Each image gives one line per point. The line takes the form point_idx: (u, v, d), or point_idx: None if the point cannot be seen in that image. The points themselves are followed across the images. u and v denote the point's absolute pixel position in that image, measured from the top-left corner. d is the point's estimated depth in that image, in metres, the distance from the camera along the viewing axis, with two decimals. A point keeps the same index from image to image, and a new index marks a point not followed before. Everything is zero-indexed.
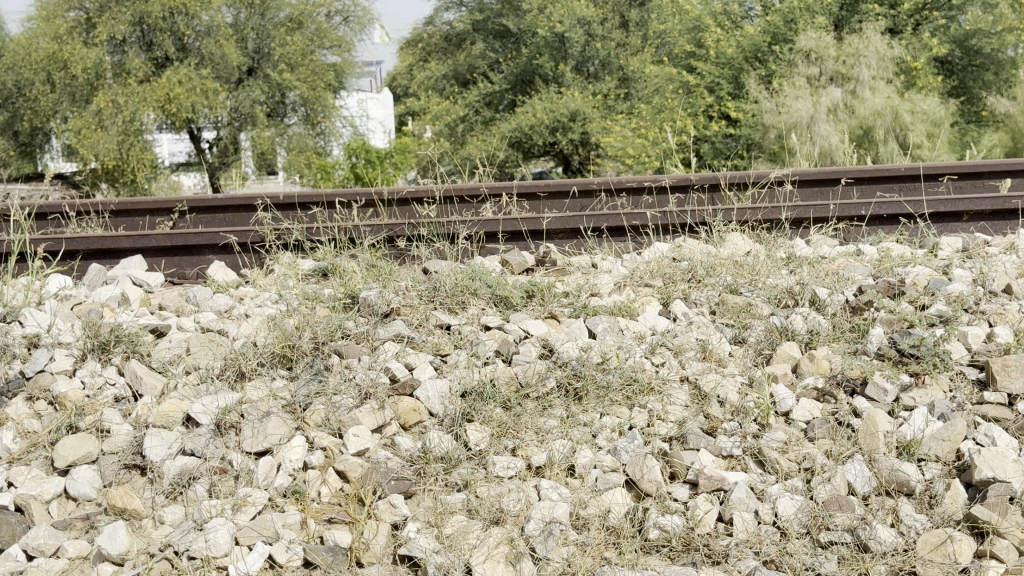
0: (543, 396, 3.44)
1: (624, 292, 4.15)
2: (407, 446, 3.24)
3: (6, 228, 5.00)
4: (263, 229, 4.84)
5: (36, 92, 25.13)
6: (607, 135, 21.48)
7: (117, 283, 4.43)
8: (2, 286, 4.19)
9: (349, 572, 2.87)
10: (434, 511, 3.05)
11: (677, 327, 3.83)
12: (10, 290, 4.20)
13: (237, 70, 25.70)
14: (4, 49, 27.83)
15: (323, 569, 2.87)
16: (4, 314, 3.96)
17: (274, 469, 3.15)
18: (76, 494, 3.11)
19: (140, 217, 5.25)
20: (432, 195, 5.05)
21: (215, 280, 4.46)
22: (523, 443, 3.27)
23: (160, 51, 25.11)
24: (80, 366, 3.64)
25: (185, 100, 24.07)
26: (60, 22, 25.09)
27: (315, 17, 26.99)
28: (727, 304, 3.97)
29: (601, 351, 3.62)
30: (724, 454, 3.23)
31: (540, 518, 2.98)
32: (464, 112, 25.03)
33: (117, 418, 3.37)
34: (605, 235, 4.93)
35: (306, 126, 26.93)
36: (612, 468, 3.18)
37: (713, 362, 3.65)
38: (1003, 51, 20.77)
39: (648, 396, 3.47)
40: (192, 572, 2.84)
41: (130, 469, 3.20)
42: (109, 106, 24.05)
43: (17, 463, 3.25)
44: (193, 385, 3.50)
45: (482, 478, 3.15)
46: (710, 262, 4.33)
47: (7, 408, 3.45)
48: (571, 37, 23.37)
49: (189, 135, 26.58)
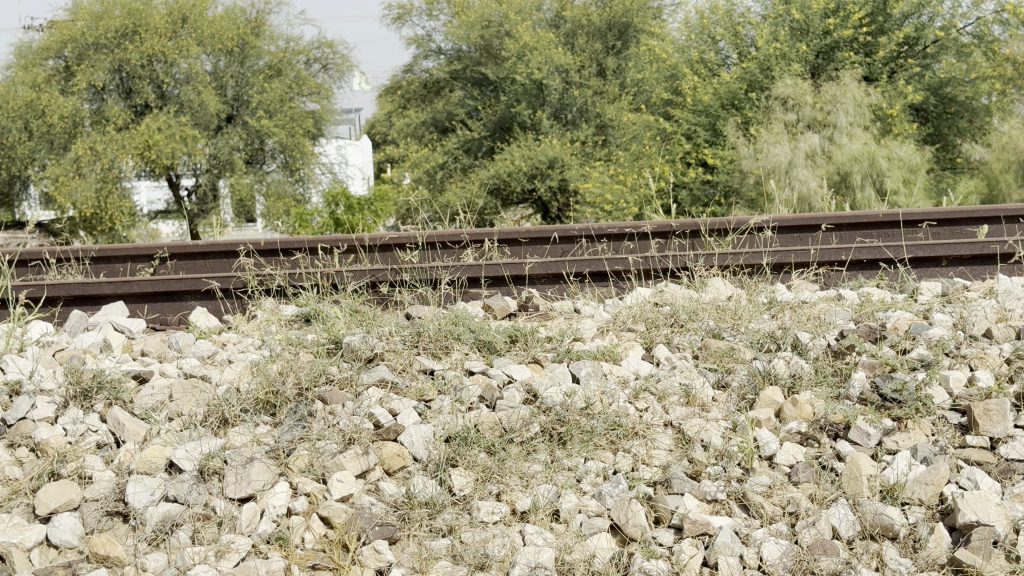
0: (527, 441, 3.45)
1: (606, 336, 4.17)
2: (391, 491, 3.24)
3: None
4: (245, 274, 4.83)
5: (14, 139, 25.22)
6: (586, 182, 21.68)
7: (99, 328, 4.42)
8: None
9: None
10: (419, 556, 3.04)
11: (660, 370, 3.84)
12: None
13: (216, 117, 25.77)
14: None
15: None
16: None
17: (257, 515, 3.13)
18: (58, 542, 3.08)
19: (120, 263, 5.23)
20: (414, 242, 5.06)
21: (198, 326, 4.46)
22: (507, 488, 3.28)
23: (139, 98, 25.20)
24: (62, 413, 3.62)
25: (165, 146, 24.05)
26: (39, 70, 25.09)
27: (294, 64, 27.09)
28: (710, 348, 3.99)
29: (585, 395, 3.62)
30: (709, 498, 3.24)
31: (524, 564, 2.97)
32: (442, 159, 25.27)
33: (100, 464, 3.36)
34: (587, 280, 4.94)
35: (285, 172, 26.96)
36: (597, 512, 3.18)
37: (697, 406, 3.66)
38: (977, 100, 20.99)
39: (632, 439, 3.48)
40: None
41: (112, 516, 3.19)
42: (88, 154, 24.10)
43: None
44: (177, 431, 3.48)
45: (467, 523, 3.14)
46: (693, 306, 4.35)
47: None
48: (549, 83, 23.51)
49: (169, 183, 26.60)
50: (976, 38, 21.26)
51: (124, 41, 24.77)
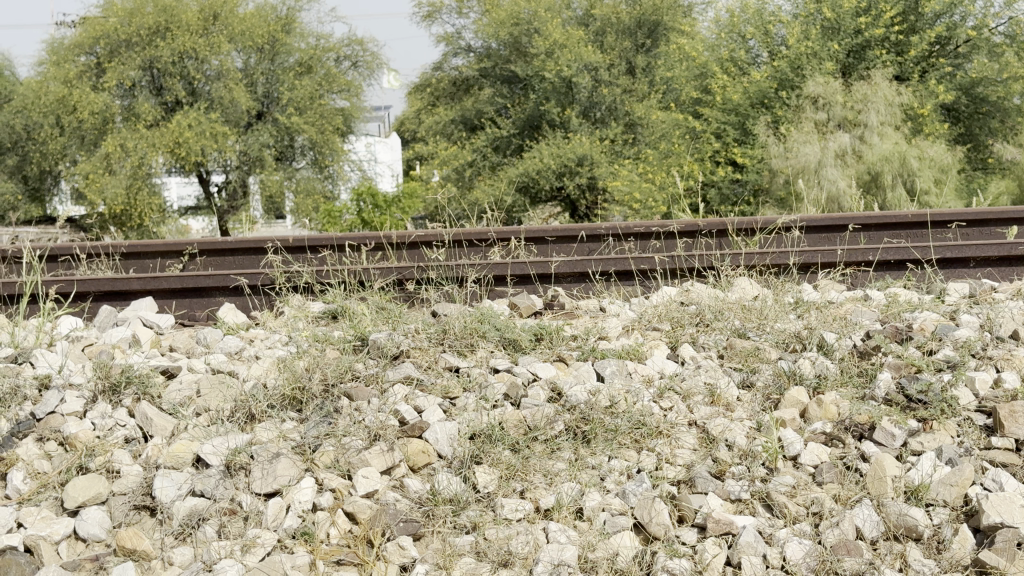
0: (551, 439, 3.46)
1: (632, 335, 4.17)
2: (415, 487, 3.25)
3: (19, 271, 5.04)
4: (273, 271, 4.85)
5: (46, 135, 25.47)
6: (615, 180, 21.67)
7: (127, 324, 4.45)
8: (13, 328, 4.22)
9: None
10: (443, 552, 3.06)
11: (685, 370, 3.84)
12: (21, 332, 4.23)
13: (246, 114, 25.85)
14: (14, 93, 28.14)
15: None
16: (16, 355, 3.98)
17: (283, 510, 3.15)
18: (86, 535, 3.11)
19: (151, 259, 5.29)
20: (441, 239, 5.09)
21: (225, 322, 4.49)
22: (532, 486, 3.29)
23: (169, 95, 25.32)
24: (91, 408, 3.64)
25: (194, 143, 24.05)
26: (71, 66, 25.27)
27: (324, 61, 27.18)
28: (736, 348, 3.98)
29: (609, 394, 3.62)
30: (732, 498, 3.24)
31: (548, 561, 2.98)
32: (471, 157, 25.30)
33: (127, 459, 3.38)
34: (613, 278, 4.95)
35: (315, 169, 27.07)
36: (620, 511, 3.18)
37: (722, 406, 3.66)
38: (1009, 99, 20.81)
39: (656, 438, 3.48)
40: None
41: (140, 510, 3.22)
42: (118, 150, 24.24)
43: (27, 504, 3.26)
44: (204, 426, 3.51)
45: (490, 520, 3.16)
46: (718, 306, 4.34)
47: (18, 450, 3.45)
48: (578, 81, 23.49)
49: (199, 179, 26.72)
50: (1009, 37, 21.09)
51: (155, 38, 24.85)
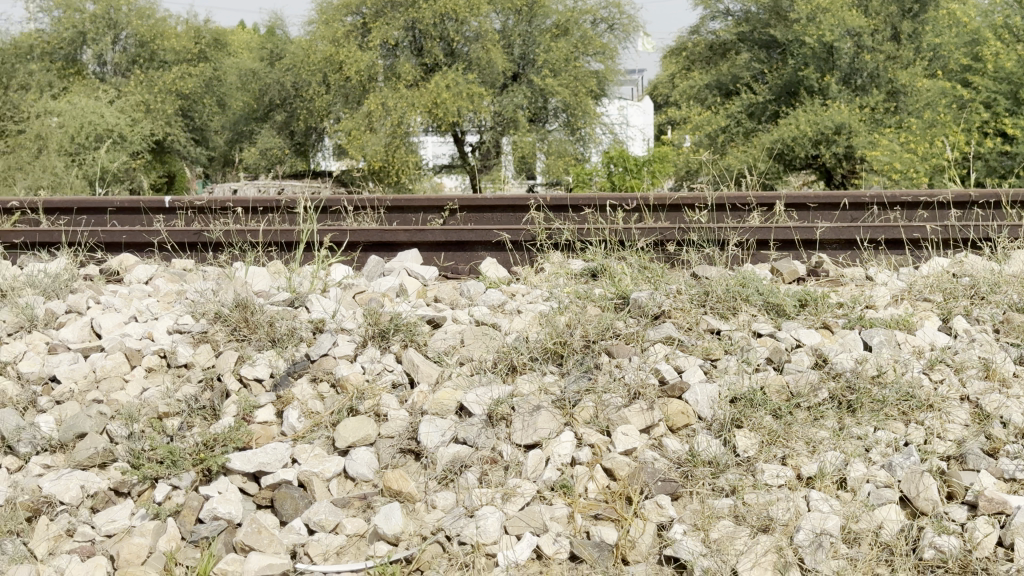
0: (815, 406, 3.39)
1: (901, 305, 4.04)
2: (675, 448, 3.25)
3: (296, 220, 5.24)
4: (535, 228, 4.92)
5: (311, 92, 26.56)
6: (874, 148, 20.96)
7: (394, 274, 4.57)
8: (289, 274, 4.40)
9: (616, 569, 2.92)
10: (701, 514, 3.05)
11: (957, 343, 3.70)
12: (297, 278, 4.40)
13: (502, 75, 26.07)
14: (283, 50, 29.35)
15: (589, 565, 2.92)
16: (292, 299, 4.15)
17: (543, 461, 3.22)
18: (354, 474, 3.24)
19: (412, 213, 5.41)
20: (703, 201, 5.04)
21: (488, 276, 4.56)
22: (794, 452, 3.24)
23: (429, 56, 25.80)
24: (361, 352, 3.77)
25: (451, 103, 24.32)
26: (340, 25, 26.09)
27: (580, 25, 27.27)
28: (1013, 322, 3.81)
29: (877, 363, 3.52)
30: (1007, 477, 3.11)
31: (810, 529, 2.93)
32: (724, 122, 24.88)
33: (395, 403, 3.49)
34: (882, 246, 4.82)
35: (567, 132, 27.21)
36: (886, 483, 3.10)
37: (997, 381, 3.51)
38: None
39: (926, 411, 3.36)
40: (463, 557, 2.96)
41: (406, 453, 3.33)
42: (380, 108, 24.81)
43: (300, 440, 3.40)
44: (468, 377, 3.60)
45: (751, 484, 3.13)
46: (995, 278, 4.15)
47: (294, 389, 3.60)
48: (841, 46, 22.82)
49: (454, 137, 27.03)
50: None
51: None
